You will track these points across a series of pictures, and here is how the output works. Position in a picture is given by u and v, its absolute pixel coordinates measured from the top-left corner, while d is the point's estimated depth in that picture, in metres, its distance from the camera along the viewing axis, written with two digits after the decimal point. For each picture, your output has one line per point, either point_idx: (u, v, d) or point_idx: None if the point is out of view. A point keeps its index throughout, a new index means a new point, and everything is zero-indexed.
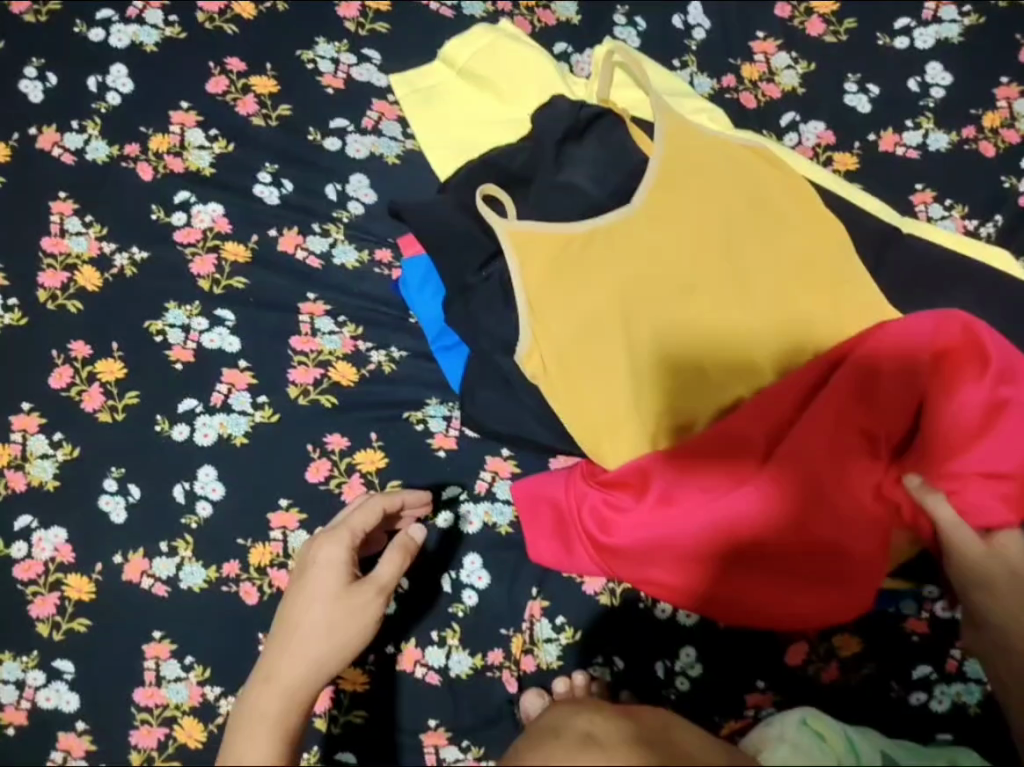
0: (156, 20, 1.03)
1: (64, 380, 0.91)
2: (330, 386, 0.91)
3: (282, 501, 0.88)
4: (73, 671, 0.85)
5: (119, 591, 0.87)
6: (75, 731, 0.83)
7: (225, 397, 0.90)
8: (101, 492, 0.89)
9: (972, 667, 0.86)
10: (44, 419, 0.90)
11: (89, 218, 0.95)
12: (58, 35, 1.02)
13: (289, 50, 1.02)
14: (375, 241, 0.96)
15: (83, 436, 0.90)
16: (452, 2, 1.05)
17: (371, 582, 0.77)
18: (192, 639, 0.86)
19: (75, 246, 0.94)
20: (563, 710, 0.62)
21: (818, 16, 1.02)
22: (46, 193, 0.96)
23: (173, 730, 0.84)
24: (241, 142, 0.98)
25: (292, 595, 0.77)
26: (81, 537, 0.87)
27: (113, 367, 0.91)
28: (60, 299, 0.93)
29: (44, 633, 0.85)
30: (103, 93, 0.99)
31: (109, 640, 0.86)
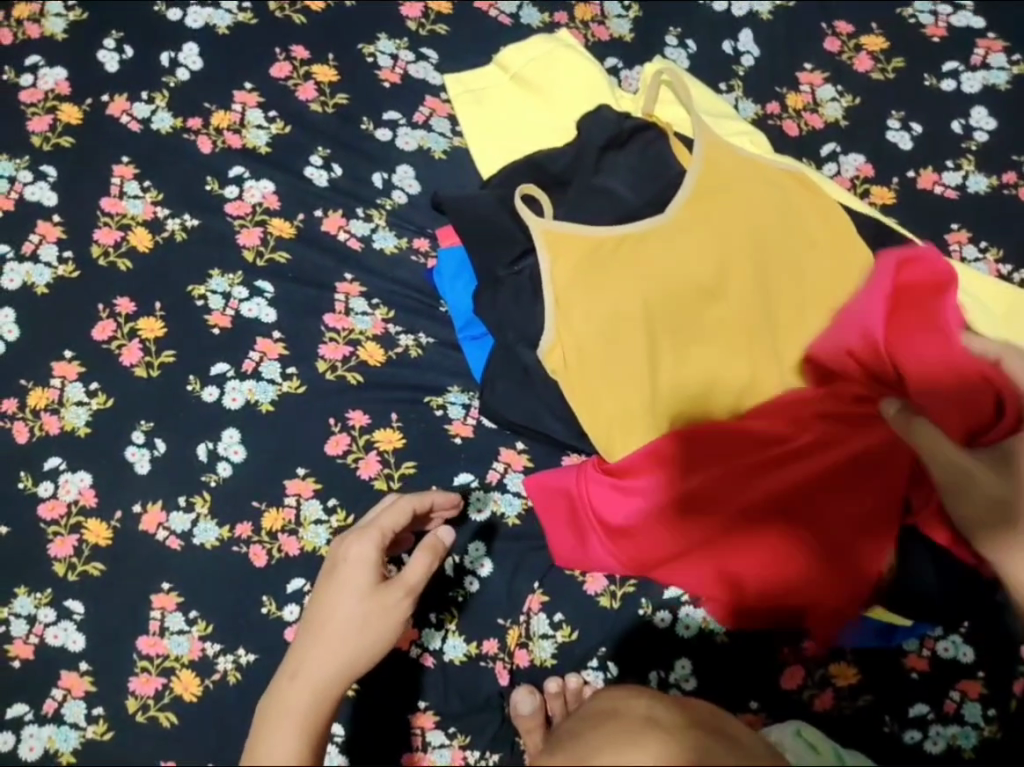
0: (230, 5, 1.08)
1: (106, 333, 0.95)
2: (357, 365, 0.94)
3: (299, 469, 0.91)
4: (82, 611, 0.88)
5: (134, 540, 0.90)
6: (78, 670, 0.86)
7: (256, 364, 0.94)
8: (129, 443, 0.92)
9: (970, 710, 0.86)
10: (83, 368, 0.94)
11: (147, 184, 1.00)
12: (138, 11, 1.07)
13: (352, 43, 1.07)
14: (414, 231, 1.00)
15: (118, 388, 0.93)
16: (512, 11, 1.09)
17: (400, 581, 0.75)
18: (198, 594, 0.89)
19: (131, 208, 0.99)
20: (621, 694, 0.64)
21: (867, 53, 1.05)
22: (110, 157, 1.01)
23: (171, 681, 0.86)
24: (298, 125, 1.03)
25: (320, 590, 0.75)
26: (105, 484, 0.91)
27: (154, 325, 0.95)
28: (112, 256, 0.97)
29: (60, 572, 0.89)
30: (174, 69, 1.05)
31: (121, 585, 0.89)
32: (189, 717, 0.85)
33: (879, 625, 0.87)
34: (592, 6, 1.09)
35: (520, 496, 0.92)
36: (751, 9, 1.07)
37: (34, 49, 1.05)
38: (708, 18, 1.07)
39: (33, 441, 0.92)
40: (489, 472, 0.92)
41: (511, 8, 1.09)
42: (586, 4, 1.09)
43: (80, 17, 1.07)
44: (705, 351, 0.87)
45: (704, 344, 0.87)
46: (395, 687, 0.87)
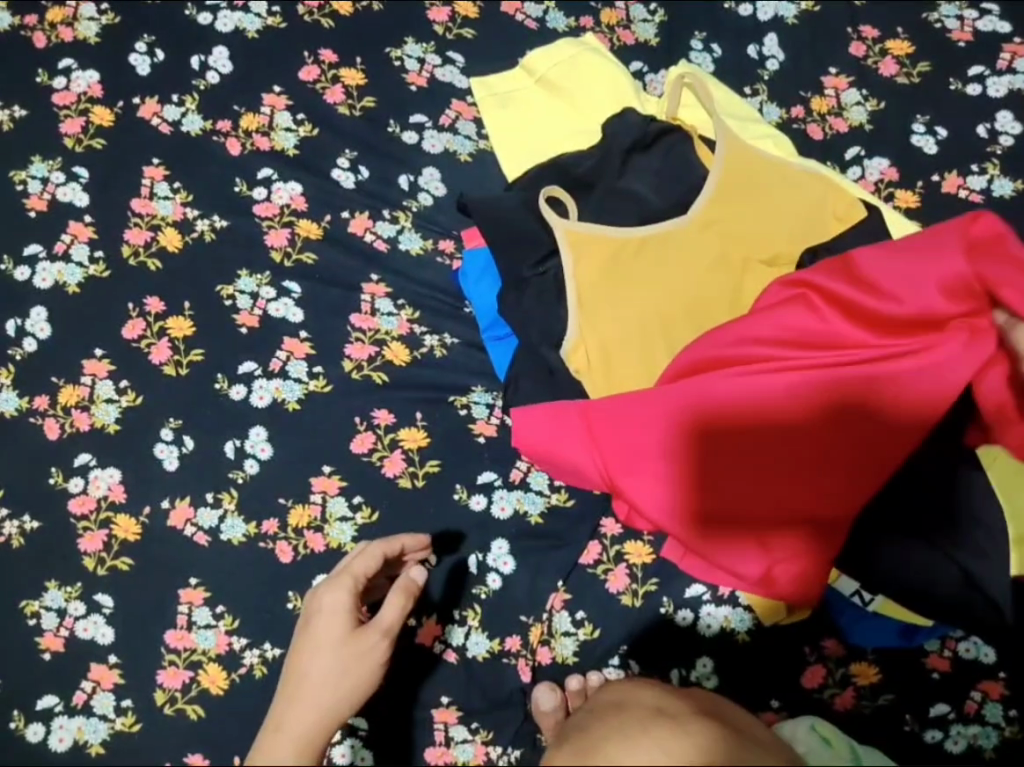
0: (260, 9, 1.10)
1: (136, 331, 0.97)
2: (382, 364, 0.96)
3: (325, 467, 0.93)
4: (112, 605, 0.89)
5: (163, 535, 0.91)
6: (107, 663, 0.87)
7: (283, 363, 0.95)
8: (158, 440, 0.94)
9: (992, 711, 0.86)
10: (114, 366, 0.96)
11: (177, 185, 1.02)
12: (169, 15, 1.09)
13: (380, 47, 1.08)
14: (440, 232, 1.01)
15: (148, 386, 0.95)
16: (538, 15, 1.10)
17: (373, 628, 0.76)
18: (224, 589, 0.90)
19: (161, 209, 1.01)
20: (631, 686, 0.68)
21: (893, 57, 1.05)
22: (141, 159, 1.02)
23: (198, 674, 0.87)
24: (325, 128, 1.04)
25: (297, 642, 0.76)
26: (135, 480, 0.93)
27: (183, 324, 0.97)
28: (142, 256, 0.99)
29: (89, 566, 0.90)
30: (204, 72, 1.06)
31: (149, 580, 0.90)
32: (215, 709, 0.86)
33: (901, 625, 0.87)
34: (618, 10, 1.09)
35: (544, 495, 0.93)
36: (777, 13, 1.08)
37: (67, 53, 1.07)
38: (733, 23, 1.08)
39: (65, 437, 0.94)
40: (513, 471, 0.93)
41: (538, 12, 1.10)
42: (612, 8, 1.09)
43: (112, 20, 1.09)
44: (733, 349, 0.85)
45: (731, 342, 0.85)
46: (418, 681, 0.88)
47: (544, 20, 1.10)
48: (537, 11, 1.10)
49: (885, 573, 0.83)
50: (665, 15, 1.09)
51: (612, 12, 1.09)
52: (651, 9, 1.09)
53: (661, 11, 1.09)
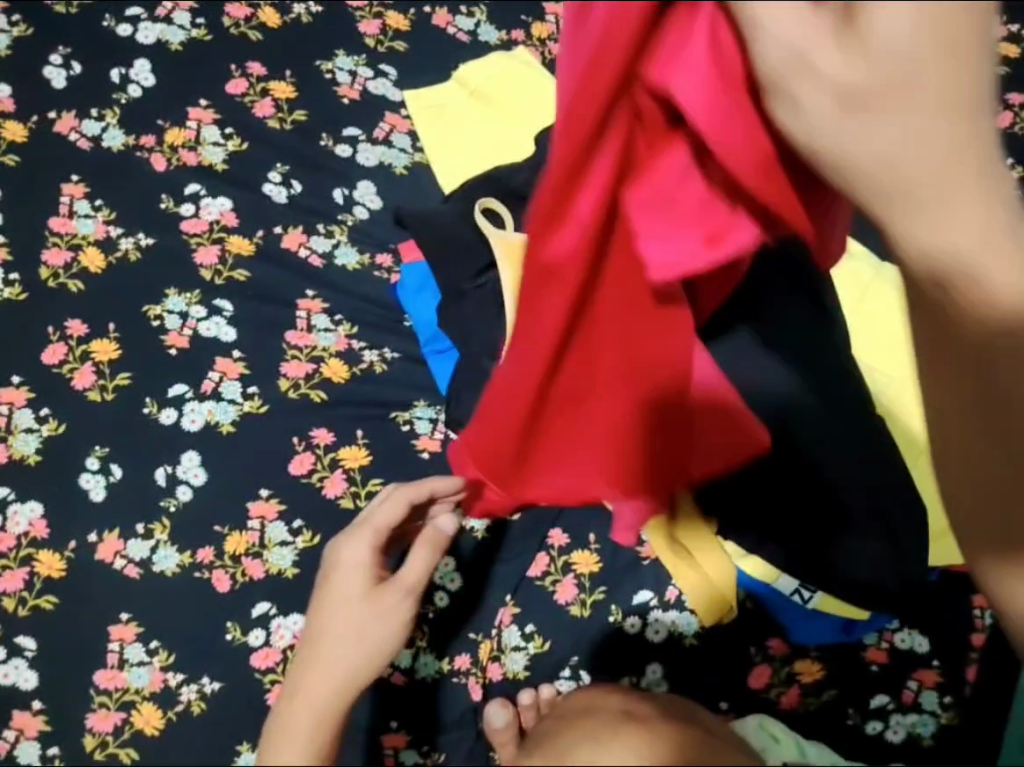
0: (183, 22, 1.07)
1: (57, 356, 0.92)
2: (321, 382, 0.93)
3: (262, 491, 0.90)
4: (35, 648, 0.84)
5: (91, 570, 0.87)
6: (30, 710, 0.82)
7: (216, 384, 0.92)
8: (83, 470, 0.89)
9: (928, 699, 0.88)
10: (33, 393, 0.91)
11: (98, 202, 0.97)
12: (86, 27, 1.05)
13: (309, 60, 1.06)
14: (377, 246, 0.99)
15: (71, 414, 0.90)
16: (469, 29, 1.10)
17: (397, 586, 0.68)
18: (158, 624, 0.86)
19: (82, 228, 0.96)
20: (595, 693, 0.66)
21: None
22: (59, 175, 0.98)
23: (130, 716, 0.83)
24: (255, 142, 1.02)
25: (315, 599, 0.69)
26: (58, 513, 0.88)
27: (107, 347, 0.93)
28: (62, 277, 0.94)
29: (9, 608, 0.85)
30: (125, 86, 1.03)
31: (76, 618, 0.85)
32: (151, 752, 0.82)
33: (841, 620, 0.89)
34: (548, 25, 1.11)
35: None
36: None
37: None
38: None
39: None
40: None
41: (469, 26, 1.11)
42: (542, 23, 1.11)
43: (24, 32, 1.04)
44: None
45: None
46: (366, 707, 0.85)
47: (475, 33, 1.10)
48: (468, 25, 1.11)
49: (838, 568, 0.87)
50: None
51: (543, 27, 1.11)
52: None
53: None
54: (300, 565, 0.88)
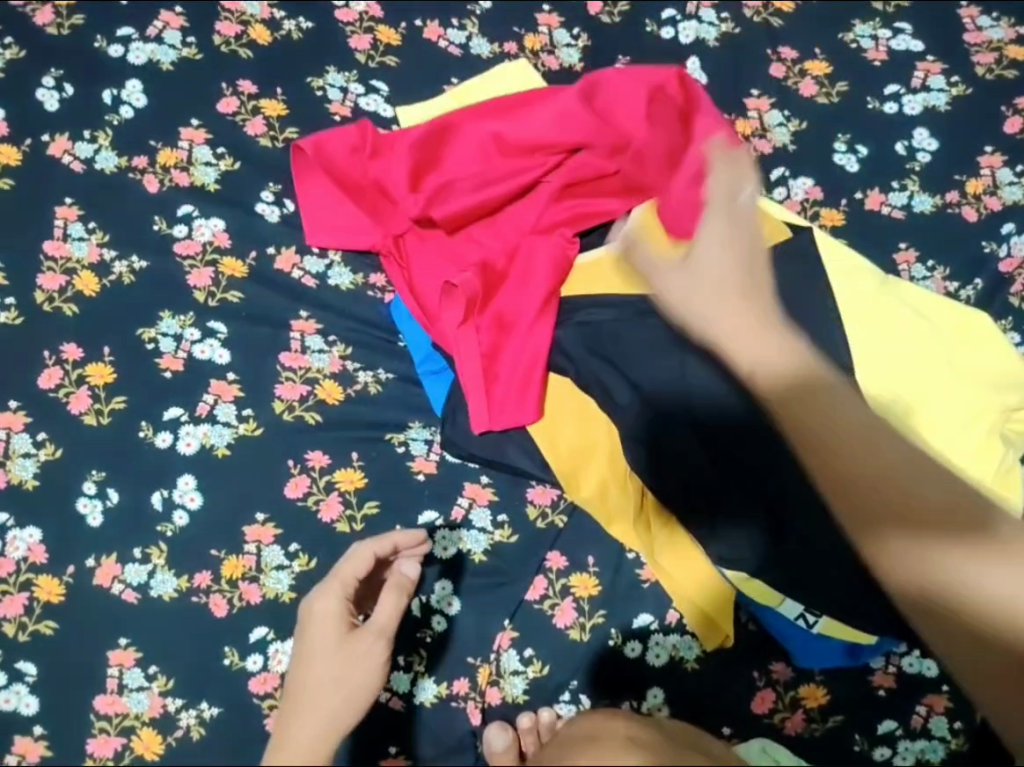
0: (174, 41, 1.06)
1: (53, 381, 0.92)
2: (315, 404, 0.93)
3: (258, 515, 0.89)
4: (35, 673, 0.82)
5: (88, 595, 0.85)
6: (32, 736, 0.81)
7: (210, 407, 0.91)
8: (80, 495, 0.88)
9: (937, 724, 0.86)
10: (29, 418, 0.90)
11: (92, 225, 0.97)
12: (78, 48, 1.05)
13: (301, 77, 1.05)
14: (371, 266, 0.99)
15: (67, 437, 0.90)
16: (461, 42, 1.09)
17: (370, 632, 0.70)
18: (156, 648, 0.84)
19: (76, 251, 0.96)
20: (599, 717, 0.61)
21: (813, 78, 1.06)
22: (52, 198, 0.98)
23: (131, 742, 0.81)
24: (247, 161, 1.01)
25: (294, 653, 0.70)
26: (56, 538, 0.87)
27: (103, 371, 0.92)
28: (57, 301, 0.94)
29: (9, 633, 0.83)
30: (117, 107, 1.02)
31: (73, 644, 0.84)
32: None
33: (847, 644, 0.87)
34: (540, 35, 1.09)
35: (486, 531, 0.90)
36: (699, 36, 1.09)
37: None
38: (656, 46, 1.08)
39: None
40: (456, 510, 0.91)
41: (460, 38, 1.09)
42: (536, 34, 1.09)
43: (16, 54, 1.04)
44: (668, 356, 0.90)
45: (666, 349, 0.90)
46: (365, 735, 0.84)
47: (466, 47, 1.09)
48: (460, 39, 1.09)
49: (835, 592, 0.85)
50: (589, 40, 1.09)
51: (535, 39, 1.09)
52: (574, 36, 1.09)
53: (586, 37, 1.09)
54: (296, 590, 0.87)
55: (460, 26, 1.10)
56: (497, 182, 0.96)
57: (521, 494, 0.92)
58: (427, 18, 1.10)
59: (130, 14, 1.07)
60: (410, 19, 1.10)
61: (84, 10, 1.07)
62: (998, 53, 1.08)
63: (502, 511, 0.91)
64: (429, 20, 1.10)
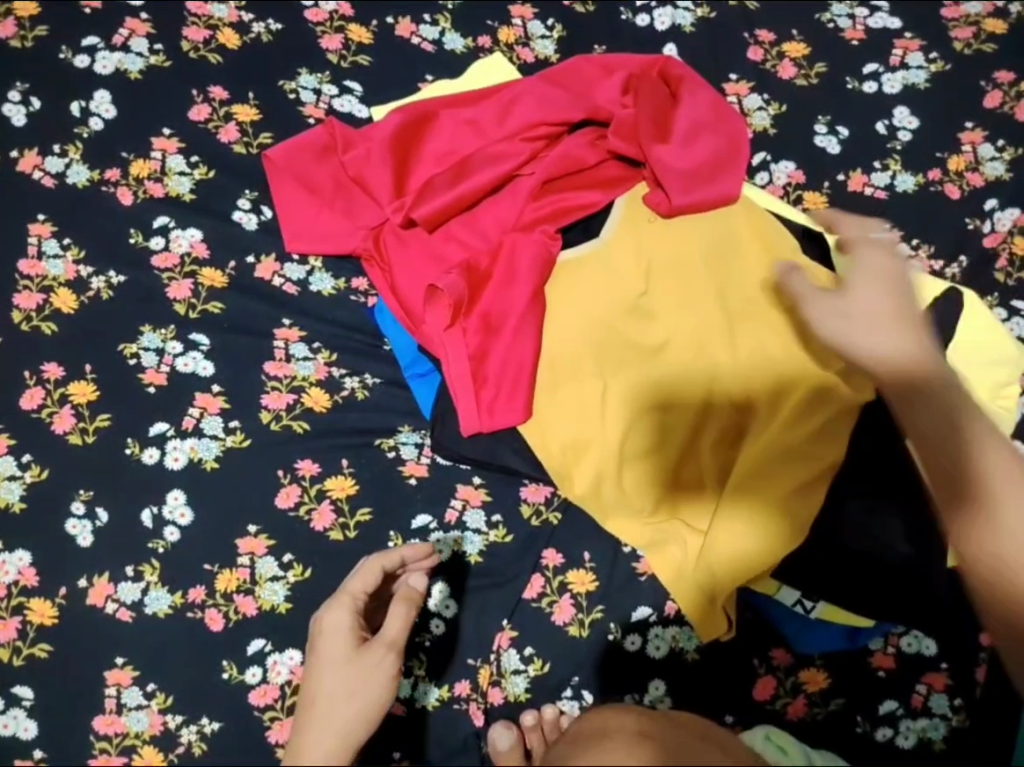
0: (141, 49, 1.04)
1: (35, 401, 0.90)
2: (302, 412, 0.92)
3: (250, 527, 0.88)
4: (32, 697, 0.82)
5: (82, 616, 0.84)
6: (33, 759, 0.80)
7: (196, 421, 0.90)
8: (69, 516, 0.87)
9: (938, 702, 0.87)
10: (13, 440, 0.89)
11: (67, 241, 0.96)
12: (43, 61, 1.03)
13: (272, 80, 1.04)
14: (352, 270, 0.98)
15: (52, 457, 0.89)
16: (433, 37, 1.07)
17: (381, 646, 0.70)
18: (155, 665, 0.84)
19: (52, 269, 0.95)
20: (608, 711, 0.59)
21: (790, 60, 1.05)
22: (25, 216, 0.96)
23: (133, 759, 0.81)
24: (222, 169, 1.00)
25: (306, 669, 0.70)
26: (47, 560, 0.86)
27: (85, 389, 0.91)
28: (35, 320, 0.93)
29: (4, 658, 0.82)
30: (86, 118, 1.01)
31: (68, 665, 0.83)
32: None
33: (844, 628, 0.88)
34: (513, 28, 1.08)
35: (480, 531, 0.90)
36: (674, 22, 1.07)
37: None
38: (631, 33, 1.07)
39: None
40: (449, 511, 0.90)
41: (432, 33, 1.08)
42: (509, 26, 1.08)
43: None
44: (651, 353, 0.89)
45: (648, 347, 0.90)
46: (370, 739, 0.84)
47: (439, 43, 1.07)
48: (433, 34, 1.07)
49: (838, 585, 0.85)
50: (563, 31, 1.08)
51: (508, 32, 1.07)
52: (547, 27, 1.08)
53: (559, 28, 1.08)
54: (291, 601, 0.86)
55: (431, 21, 1.08)
56: (476, 172, 0.94)
57: (515, 493, 0.92)
58: (399, 14, 1.08)
59: (94, 23, 1.05)
60: (381, 16, 1.08)
61: (47, 20, 1.05)
62: (976, 27, 1.07)
63: (495, 511, 0.91)
64: (400, 16, 1.08)
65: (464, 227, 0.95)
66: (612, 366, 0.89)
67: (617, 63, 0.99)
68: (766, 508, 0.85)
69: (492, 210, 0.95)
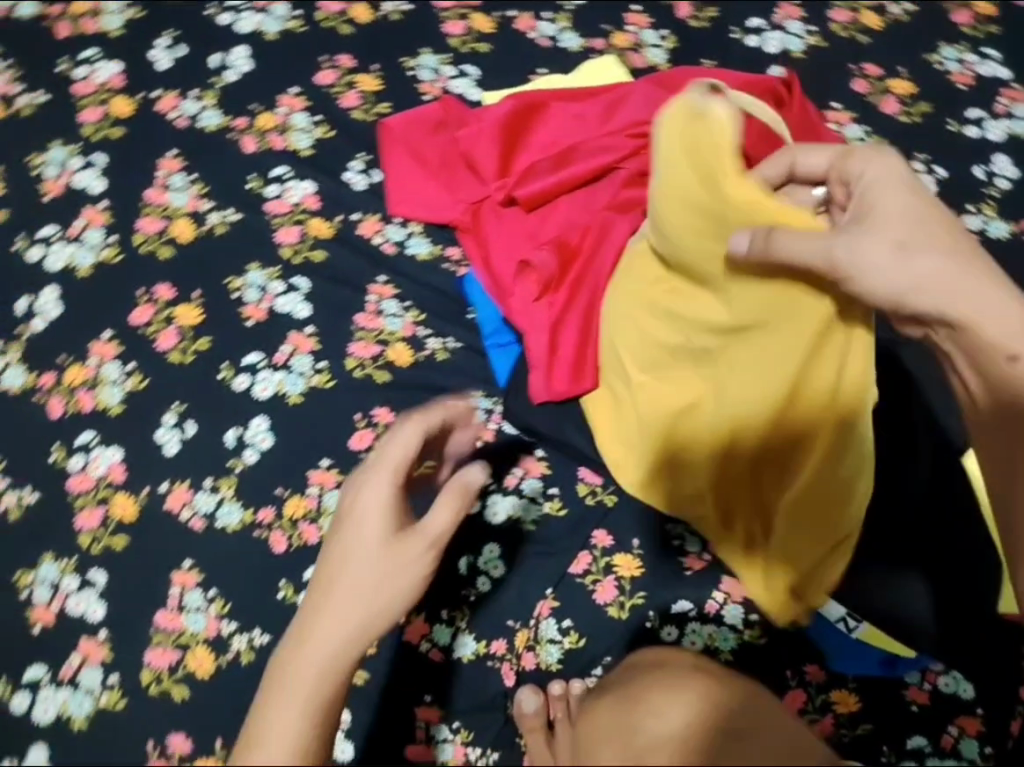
0: (280, 12, 1.12)
1: (144, 317, 0.97)
2: (387, 364, 0.97)
3: (322, 462, 0.93)
4: (105, 582, 0.87)
5: (159, 517, 0.90)
6: (97, 639, 0.85)
7: (287, 357, 0.96)
8: (159, 425, 0.93)
9: (967, 746, 0.87)
10: (120, 348, 0.96)
11: (193, 176, 1.03)
12: (191, 15, 1.12)
13: (396, 55, 1.11)
14: (450, 240, 1.03)
15: (153, 369, 0.95)
16: (551, 35, 1.13)
17: (412, 546, 0.65)
18: (218, 572, 0.88)
19: (175, 200, 1.02)
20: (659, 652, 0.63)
21: (895, 96, 1.08)
22: (159, 149, 1.04)
23: (185, 657, 0.85)
24: (342, 131, 1.06)
25: (334, 540, 0.67)
26: (135, 461, 0.92)
27: (191, 312, 0.98)
28: (154, 244, 1.00)
29: (84, 543, 0.89)
30: (222, 69, 1.09)
31: (141, 560, 0.88)
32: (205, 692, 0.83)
33: (883, 654, 0.89)
34: (628, 34, 1.13)
35: (535, 501, 0.94)
36: (783, 48, 1.11)
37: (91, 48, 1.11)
38: (740, 53, 1.11)
39: (67, 417, 0.93)
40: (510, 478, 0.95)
41: (550, 31, 1.13)
42: (624, 32, 1.13)
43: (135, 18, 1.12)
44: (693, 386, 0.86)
45: (694, 391, 0.85)
46: (404, 677, 0.88)
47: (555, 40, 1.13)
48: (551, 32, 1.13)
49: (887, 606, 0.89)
50: (676, 41, 1.12)
51: (622, 37, 1.12)
52: (661, 37, 1.13)
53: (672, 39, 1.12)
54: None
55: (550, 20, 1.14)
56: (577, 161, 0.99)
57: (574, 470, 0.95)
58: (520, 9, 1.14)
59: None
60: (504, 9, 1.15)
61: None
62: None
63: (553, 484, 0.95)
64: (522, 12, 1.14)
65: (560, 209, 0.99)
66: (653, 391, 0.87)
67: (721, 82, 1.04)
68: (807, 542, 0.85)
69: (589, 195, 0.99)
